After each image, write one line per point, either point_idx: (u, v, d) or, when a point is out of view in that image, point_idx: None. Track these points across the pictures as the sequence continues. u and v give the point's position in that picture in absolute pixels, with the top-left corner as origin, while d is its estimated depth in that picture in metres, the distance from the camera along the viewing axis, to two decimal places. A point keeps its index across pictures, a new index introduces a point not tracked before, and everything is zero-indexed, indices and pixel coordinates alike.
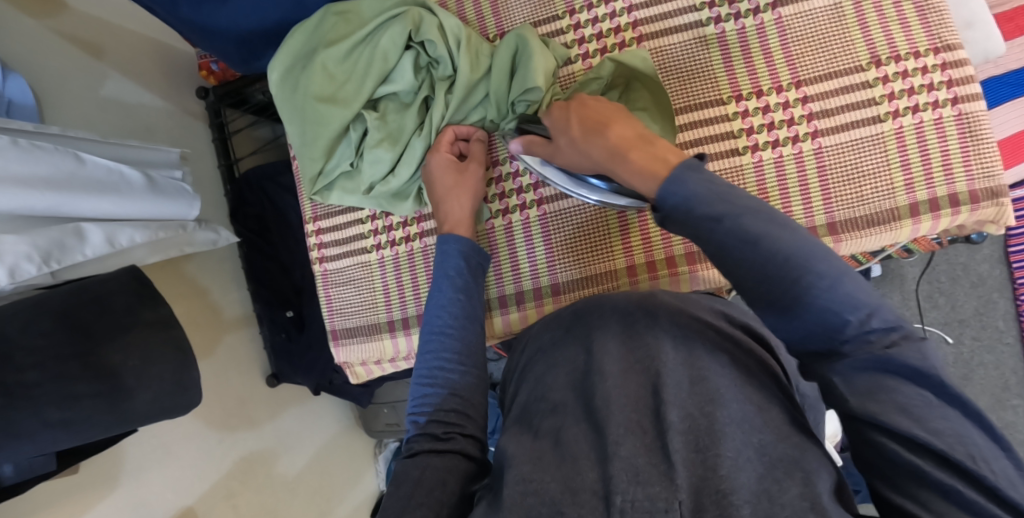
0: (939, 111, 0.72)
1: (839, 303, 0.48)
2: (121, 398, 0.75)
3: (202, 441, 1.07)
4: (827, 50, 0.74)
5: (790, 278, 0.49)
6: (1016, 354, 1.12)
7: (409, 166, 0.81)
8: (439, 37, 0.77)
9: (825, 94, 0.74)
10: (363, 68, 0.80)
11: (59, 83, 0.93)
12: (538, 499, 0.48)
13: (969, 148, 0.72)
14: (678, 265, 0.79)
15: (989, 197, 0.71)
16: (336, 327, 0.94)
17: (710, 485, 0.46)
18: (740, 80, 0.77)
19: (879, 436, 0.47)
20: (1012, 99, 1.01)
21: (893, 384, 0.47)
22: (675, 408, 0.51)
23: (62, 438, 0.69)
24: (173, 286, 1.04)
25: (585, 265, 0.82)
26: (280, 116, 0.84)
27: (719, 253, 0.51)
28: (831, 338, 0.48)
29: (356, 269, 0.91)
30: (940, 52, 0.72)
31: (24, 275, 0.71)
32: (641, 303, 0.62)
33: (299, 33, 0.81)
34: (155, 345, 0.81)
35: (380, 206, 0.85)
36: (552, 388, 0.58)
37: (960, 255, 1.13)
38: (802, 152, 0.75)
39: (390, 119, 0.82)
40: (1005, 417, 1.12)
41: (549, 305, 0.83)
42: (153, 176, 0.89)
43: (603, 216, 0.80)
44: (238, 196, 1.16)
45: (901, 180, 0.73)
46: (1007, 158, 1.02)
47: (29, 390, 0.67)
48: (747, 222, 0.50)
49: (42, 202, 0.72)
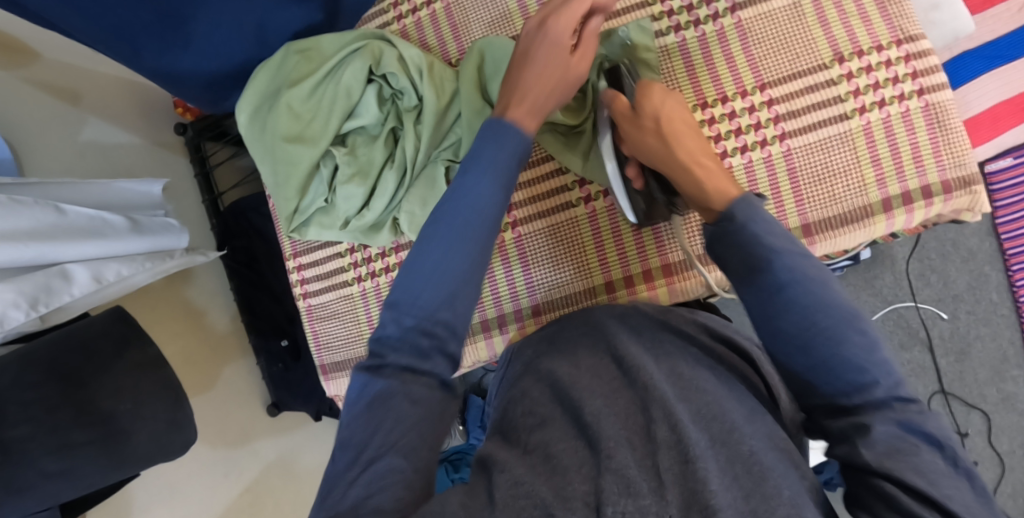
0: (906, 104, 0.72)
1: (874, 364, 0.48)
2: (119, 443, 0.76)
3: (206, 477, 1.07)
4: (788, 51, 0.75)
5: (833, 334, 0.49)
6: (1013, 325, 1.12)
7: (384, 198, 0.81)
8: (399, 69, 0.79)
9: (790, 95, 0.74)
10: (328, 104, 0.81)
11: (37, 132, 0.93)
12: (530, 501, 0.46)
13: (938, 139, 0.72)
14: (654, 278, 0.80)
15: (961, 186, 0.72)
16: (325, 361, 0.94)
17: (699, 500, 0.45)
18: (705, 88, 0.76)
19: (883, 485, 0.46)
20: (989, 71, 1.03)
21: (914, 446, 0.46)
22: (663, 422, 0.51)
23: (64, 489, 0.69)
24: (168, 328, 1.05)
25: (563, 283, 0.82)
26: (253, 158, 0.85)
27: (772, 293, 0.51)
28: (860, 395, 0.48)
29: (339, 302, 0.92)
30: (903, 44, 0.72)
31: (12, 322, 0.72)
32: (620, 319, 0.66)
33: (264, 74, 0.82)
34: (145, 386, 0.82)
35: (356, 239, 0.85)
36: (539, 402, 0.57)
37: (949, 232, 1.13)
38: (772, 155, 0.75)
39: (360, 153, 0.83)
40: (1005, 389, 1.12)
41: (531, 326, 0.84)
42: (136, 218, 0.89)
43: (578, 233, 0.81)
44: (225, 226, 1.15)
45: (872, 176, 0.73)
46: (990, 131, 1.04)
47: (24, 445, 0.67)
48: (804, 267, 0.51)
49: (29, 252, 0.71)
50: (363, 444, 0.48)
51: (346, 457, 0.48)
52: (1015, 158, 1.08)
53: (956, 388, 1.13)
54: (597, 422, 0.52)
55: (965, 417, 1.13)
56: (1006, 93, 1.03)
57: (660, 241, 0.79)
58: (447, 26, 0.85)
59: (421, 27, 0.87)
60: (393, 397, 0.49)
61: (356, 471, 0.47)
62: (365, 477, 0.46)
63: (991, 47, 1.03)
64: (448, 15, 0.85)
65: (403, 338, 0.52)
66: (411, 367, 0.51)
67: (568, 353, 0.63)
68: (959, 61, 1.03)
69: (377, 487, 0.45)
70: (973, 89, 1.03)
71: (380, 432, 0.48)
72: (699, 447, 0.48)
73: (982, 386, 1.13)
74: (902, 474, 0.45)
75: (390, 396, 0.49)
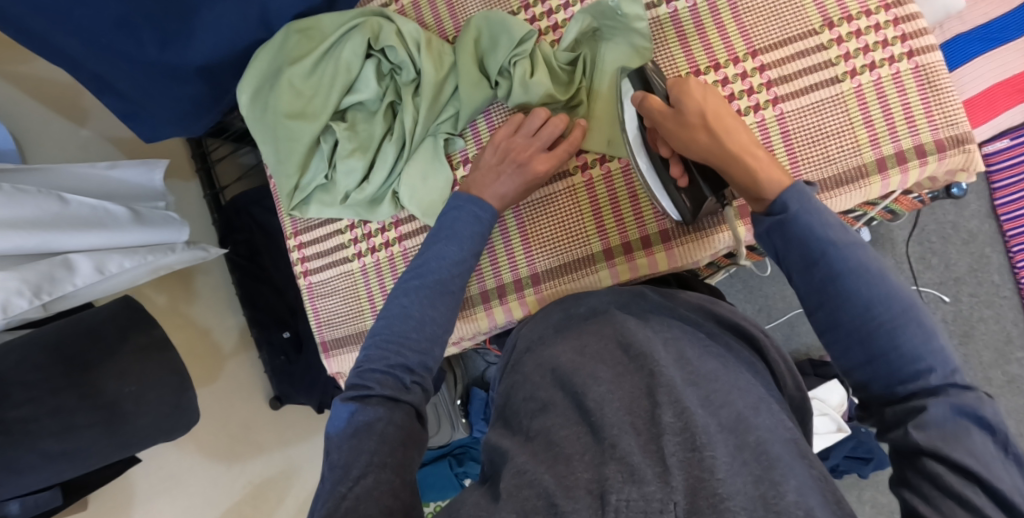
0: (896, 66, 0.71)
1: (933, 353, 0.49)
2: (120, 426, 0.76)
3: (210, 469, 1.08)
4: (779, 18, 0.74)
5: (891, 327, 0.50)
6: (1016, 307, 1.11)
7: (384, 170, 0.82)
8: (398, 43, 0.78)
9: (781, 61, 0.74)
10: (328, 80, 0.81)
11: (41, 129, 0.93)
12: (533, 491, 0.47)
13: (930, 100, 0.71)
14: (653, 243, 0.78)
15: (955, 144, 0.70)
16: (325, 338, 0.94)
17: (704, 487, 0.44)
18: (696, 56, 0.76)
19: (937, 466, 0.45)
20: (984, 54, 1.02)
21: (968, 430, 0.46)
22: (670, 407, 0.50)
23: (65, 469, 0.69)
24: (171, 317, 1.05)
25: (562, 253, 0.82)
26: (255, 137, 0.85)
27: (826, 283, 0.53)
28: (914, 385, 0.49)
29: (340, 278, 0.91)
30: (891, 8, 0.72)
31: (17, 310, 0.71)
32: (618, 304, 0.67)
33: (265, 53, 0.81)
34: (151, 370, 0.82)
35: (357, 214, 0.86)
36: (541, 387, 0.57)
37: (949, 213, 1.12)
38: (765, 120, 0.74)
39: (360, 129, 0.84)
40: (1010, 371, 1.12)
41: (531, 297, 0.83)
42: (138, 209, 0.89)
43: (576, 202, 0.81)
44: (227, 221, 1.15)
45: (865, 136, 0.72)
46: (985, 114, 1.03)
47: (28, 424, 0.67)
48: (861, 255, 0.52)
49: (31, 240, 0.72)
50: (349, 464, 0.53)
51: (333, 477, 0.53)
52: (1011, 140, 1.08)
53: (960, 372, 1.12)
54: (601, 408, 0.52)
55: None
56: (1001, 76, 1.02)
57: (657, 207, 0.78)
58: (444, 4, 0.85)
59: (418, 7, 0.86)
60: (378, 422, 0.56)
61: (346, 485, 0.52)
62: (356, 489, 0.51)
63: (983, 30, 1.02)
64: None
65: (385, 374, 0.61)
66: (392, 399, 0.59)
67: (573, 336, 0.63)
68: (953, 45, 1.02)
69: (365, 497, 0.50)
70: (967, 72, 1.03)
71: (365, 453, 0.54)
72: (707, 435, 0.48)
73: (987, 368, 1.12)
74: (950, 454, 0.45)
75: (376, 424, 0.56)
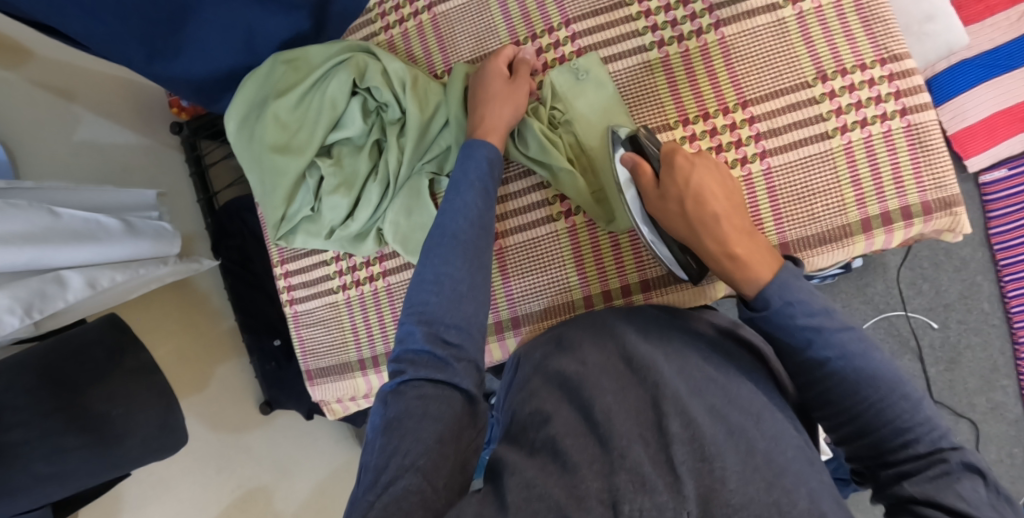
0: (888, 123, 0.69)
1: (918, 423, 0.51)
2: (111, 446, 0.74)
3: (200, 474, 1.05)
4: (772, 68, 0.71)
5: (882, 394, 0.52)
6: (1003, 335, 1.13)
7: (369, 209, 0.78)
8: (383, 82, 0.75)
9: (771, 113, 0.71)
10: (313, 117, 0.77)
11: (30, 131, 0.91)
12: (544, 504, 0.46)
13: (920, 161, 0.69)
14: (632, 293, 0.76)
15: (942, 207, 0.69)
16: (310, 367, 0.91)
17: (717, 496, 0.45)
18: (686, 104, 0.73)
19: (925, 509, 0.48)
20: (988, 80, 1.05)
21: (956, 476, 0.49)
22: (676, 417, 0.51)
23: (56, 490, 0.68)
24: (157, 327, 1.03)
25: (542, 296, 0.79)
26: (240, 166, 0.80)
27: (813, 367, 0.54)
28: (899, 441, 0.51)
29: (324, 309, 0.87)
30: (887, 63, 0.69)
31: (7, 328, 0.70)
32: (628, 317, 0.66)
33: (252, 84, 0.78)
34: (138, 393, 0.79)
35: (343, 247, 0.82)
36: (547, 401, 0.56)
37: (942, 241, 1.14)
38: (752, 174, 0.72)
39: (345, 164, 0.79)
40: (994, 399, 1.14)
41: (511, 339, 0.80)
42: (130, 220, 0.88)
43: (558, 245, 0.78)
44: (220, 226, 1.13)
45: (852, 196, 0.70)
46: (985, 141, 1.07)
47: (19, 448, 0.66)
48: (803, 298, 0.54)
49: (23, 256, 0.70)
50: (382, 468, 0.49)
51: (365, 482, 0.49)
52: (1010, 168, 1.10)
53: (945, 397, 1.14)
54: (609, 418, 0.52)
55: (954, 425, 1.14)
56: (1005, 103, 1.05)
57: (638, 256, 0.76)
58: (434, 36, 0.82)
59: (409, 37, 0.83)
60: (409, 419, 0.52)
61: (375, 494, 0.47)
62: (385, 500, 0.46)
63: (989, 56, 1.05)
64: (434, 25, 0.81)
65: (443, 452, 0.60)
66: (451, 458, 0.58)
67: (574, 349, 0.63)
68: (957, 70, 1.06)
69: (395, 508, 0.46)
70: (970, 98, 1.06)
71: (397, 456, 0.49)
72: (716, 445, 0.49)
73: (972, 395, 1.14)
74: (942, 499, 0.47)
75: (407, 415, 0.52)
